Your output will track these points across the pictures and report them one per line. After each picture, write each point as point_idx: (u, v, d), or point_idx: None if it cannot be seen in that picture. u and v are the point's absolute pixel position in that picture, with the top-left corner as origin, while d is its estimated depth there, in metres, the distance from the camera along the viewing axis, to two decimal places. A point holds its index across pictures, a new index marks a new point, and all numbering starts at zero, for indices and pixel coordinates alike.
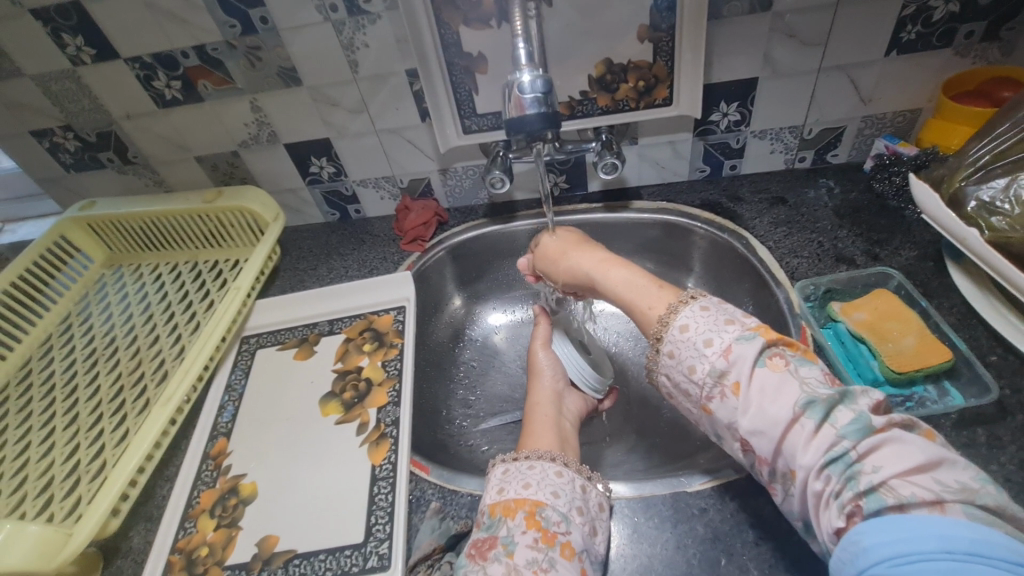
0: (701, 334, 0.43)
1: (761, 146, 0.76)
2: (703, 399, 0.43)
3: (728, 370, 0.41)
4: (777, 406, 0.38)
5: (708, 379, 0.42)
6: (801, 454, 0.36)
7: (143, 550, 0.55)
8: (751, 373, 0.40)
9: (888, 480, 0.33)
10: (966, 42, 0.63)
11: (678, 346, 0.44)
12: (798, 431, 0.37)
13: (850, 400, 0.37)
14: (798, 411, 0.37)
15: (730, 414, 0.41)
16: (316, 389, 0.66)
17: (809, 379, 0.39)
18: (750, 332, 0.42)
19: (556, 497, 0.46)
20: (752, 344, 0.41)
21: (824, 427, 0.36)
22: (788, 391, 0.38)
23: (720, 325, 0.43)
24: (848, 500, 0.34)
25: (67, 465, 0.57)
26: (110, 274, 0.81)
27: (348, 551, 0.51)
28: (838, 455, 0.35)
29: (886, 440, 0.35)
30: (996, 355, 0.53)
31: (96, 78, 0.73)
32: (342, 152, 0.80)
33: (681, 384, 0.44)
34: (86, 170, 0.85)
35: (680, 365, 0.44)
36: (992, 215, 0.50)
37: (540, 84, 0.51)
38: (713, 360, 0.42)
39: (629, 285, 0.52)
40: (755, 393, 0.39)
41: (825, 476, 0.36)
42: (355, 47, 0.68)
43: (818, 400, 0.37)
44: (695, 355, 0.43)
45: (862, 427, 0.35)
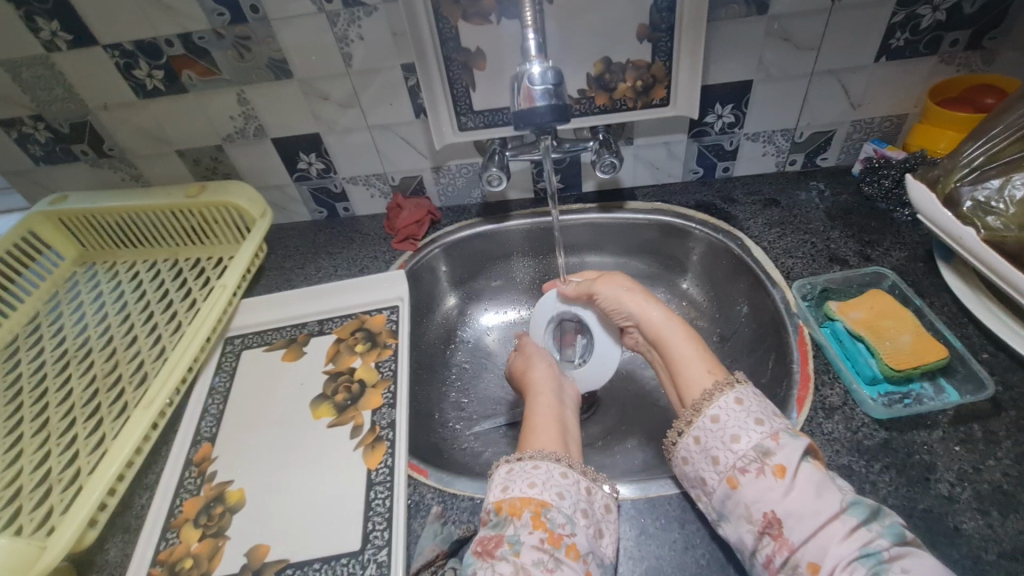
0: (754, 412, 0.46)
1: (753, 149, 0.77)
2: (732, 470, 0.44)
3: (775, 452, 0.43)
4: (818, 498, 0.41)
5: (750, 453, 0.44)
6: (836, 546, 0.38)
7: (121, 563, 0.52)
8: (798, 464, 0.42)
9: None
10: (951, 50, 0.65)
11: (724, 413, 0.47)
12: (835, 525, 0.39)
13: (884, 514, 0.40)
14: (842, 507, 0.40)
15: (761, 494, 0.42)
16: (306, 390, 0.64)
17: (848, 490, 0.42)
18: (795, 430, 0.45)
19: (561, 498, 0.45)
20: (802, 440, 0.44)
21: (861, 527, 0.39)
22: (832, 491, 0.41)
23: (770, 414, 0.46)
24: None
25: (37, 473, 0.54)
26: (82, 272, 0.77)
27: (344, 560, 0.49)
28: (871, 550, 0.38)
29: (916, 552, 0.38)
30: (987, 352, 0.54)
31: (71, 65, 0.69)
32: (332, 148, 0.78)
33: (713, 450, 0.46)
34: (57, 163, 0.81)
35: (721, 432, 0.46)
36: (988, 215, 0.52)
37: (550, 75, 0.50)
38: (761, 438, 0.44)
39: (683, 359, 0.53)
40: (797, 481, 0.42)
41: (853, 568, 0.37)
42: (349, 39, 0.66)
43: (861, 504, 0.41)
44: (743, 428, 0.45)
45: (896, 534, 0.39)
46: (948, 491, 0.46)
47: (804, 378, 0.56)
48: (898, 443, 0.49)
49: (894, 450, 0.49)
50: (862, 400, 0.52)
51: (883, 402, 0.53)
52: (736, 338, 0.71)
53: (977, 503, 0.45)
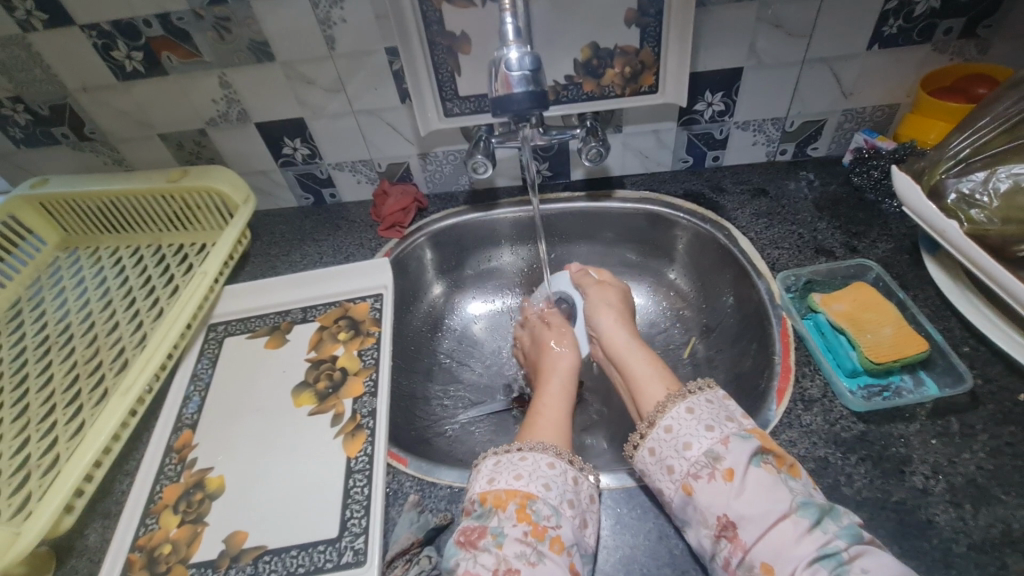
0: (704, 419, 0.46)
1: (744, 138, 0.76)
2: (686, 477, 0.44)
3: (724, 456, 0.43)
4: (770, 498, 0.41)
5: (701, 459, 0.44)
6: (793, 548, 0.38)
7: (100, 548, 0.52)
8: (747, 466, 0.42)
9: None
10: (944, 38, 0.64)
11: (677, 424, 0.47)
12: (788, 527, 0.39)
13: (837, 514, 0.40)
14: (793, 507, 0.40)
15: (713, 497, 0.42)
16: (287, 378, 0.63)
17: (798, 488, 0.42)
18: (747, 431, 0.45)
19: (547, 490, 0.45)
20: (750, 441, 0.44)
21: (816, 530, 0.39)
22: (783, 491, 0.41)
23: (721, 419, 0.46)
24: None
25: (16, 459, 0.54)
26: (65, 257, 0.76)
27: (321, 547, 0.49)
28: (830, 552, 0.38)
29: (873, 552, 0.38)
30: (968, 345, 0.54)
31: (49, 46, 0.68)
32: (316, 133, 0.77)
33: (667, 459, 0.46)
34: (38, 146, 0.80)
35: (674, 441, 0.46)
36: (971, 207, 0.51)
37: (528, 61, 0.49)
38: (711, 443, 0.44)
39: (643, 374, 0.55)
40: (746, 483, 0.42)
41: (814, 570, 0.37)
42: (332, 22, 0.65)
43: (813, 503, 0.41)
44: (694, 434, 0.45)
45: (852, 534, 0.39)
46: (922, 483, 0.46)
47: (785, 370, 0.56)
48: (875, 435, 0.49)
49: (871, 442, 0.49)
50: (841, 393, 0.52)
51: (862, 395, 0.53)
52: (721, 328, 0.71)
53: (950, 496, 0.45)
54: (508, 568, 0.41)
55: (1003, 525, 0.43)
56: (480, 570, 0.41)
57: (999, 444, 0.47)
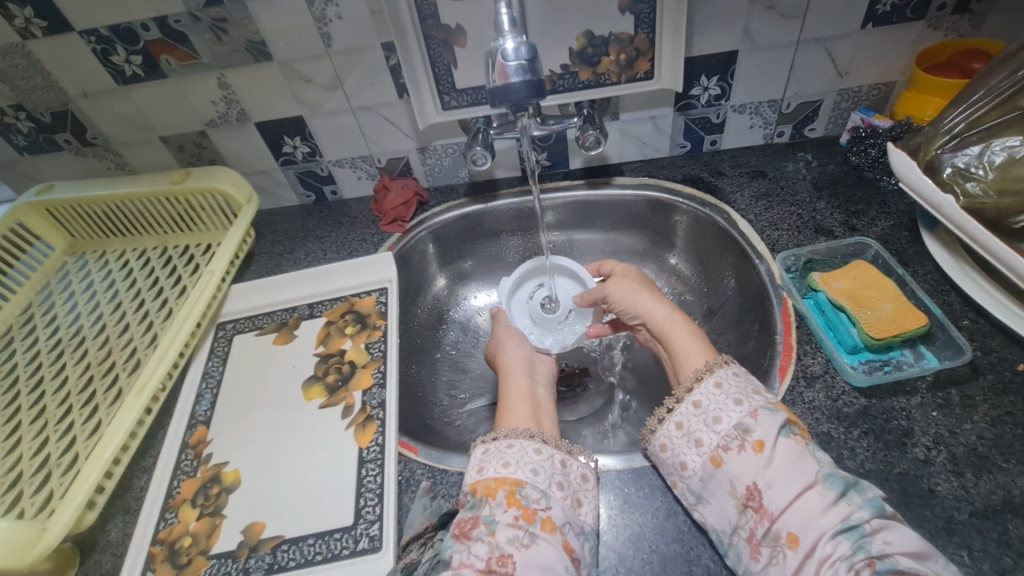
0: (732, 393, 0.47)
1: (741, 121, 0.76)
2: (716, 449, 0.45)
3: (754, 428, 0.44)
4: (798, 469, 0.41)
5: (731, 431, 0.45)
6: (818, 517, 0.39)
7: (122, 543, 0.53)
8: (777, 438, 0.43)
9: (896, 553, 0.37)
10: (939, 14, 0.64)
11: (706, 398, 0.48)
12: (817, 498, 0.40)
13: (861, 488, 0.41)
14: (820, 479, 0.41)
15: (743, 468, 0.43)
16: (297, 373, 0.64)
17: (823, 461, 0.43)
18: (773, 404, 0.46)
19: (535, 475, 0.46)
20: (777, 415, 0.45)
21: (841, 501, 0.40)
22: (809, 463, 0.42)
23: (749, 393, 0.47)
24: (859, 562, 0.37)
25: (37, 459, 0.55)
26: (72, 262, 0.77)
27: (337, 535, 0.50)
28: (853, 524, 0.38)
29: (894, 524, 0.39)
30: (968, 319, 0.55)
31: (48, 53, 0.68)
32: (316, 130, 0.77)
33: (697, 432, 0.47)
34: (41, 153, 0.80)
35: (704, 416, 0.47)
36: (968, 180, 0.52)
37: (524, 51, 0.50)
38: (741, 416, 0.45)
39: (683, 341, 0.56)
40: (777, 454, 0.42)
41: (836, 541, 0.38)
42: (327, 19, 0.65)
43: (838, 476, 0.41)
44: (723, 408, 0.46)
45: (875, 506, 0.39)
46: (924, 454, 0.47)
47: (787, 349, 0.57)
48: (877, 409, 0.50)
49: (873, 416, 0.50)
50: (842, 368, 0.53)
51: (863, 369, 0.53)
52: (723, 311, 0.72)
53: (952, 465, 0.46)
54: (501, 554, 0.41)
55: (1004, 491, 0.44)
56: (475, 560, 0.41)
57: (999, 413, 0.48)
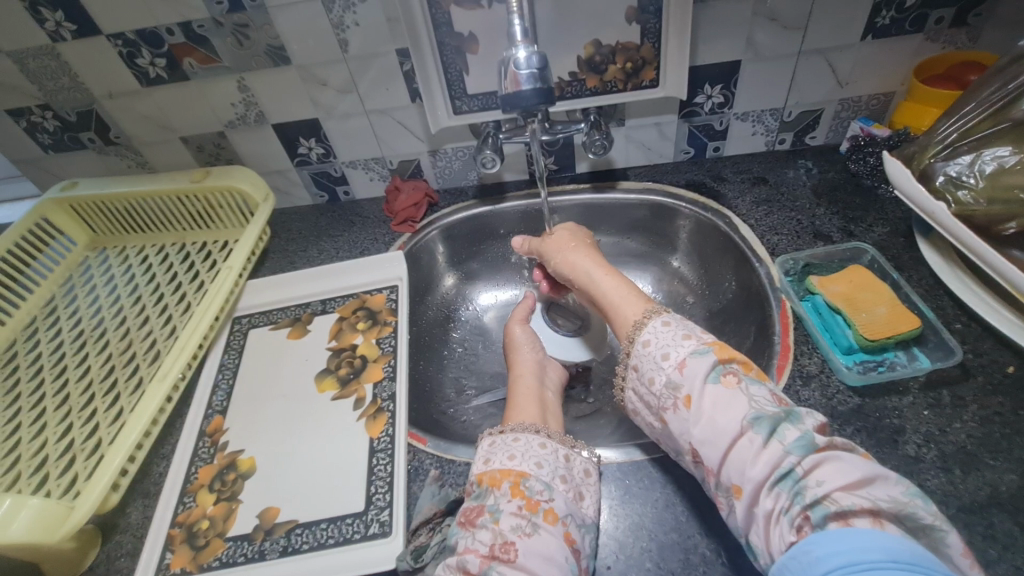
0: (660, 347, 0.48)
1: (743, 128, 0.79)
2: (660, 409, 0.47)
3: (681, 384, 0.45)
4: (725, 418, 0.42)
5: (664, 391, 0.46)
6: (751, 468, 0.40)
7: (141, 525, 0.55)
8: (702, 388, 0.44)
9: (831, 492, 0.36)
10: (936, 27, 0.66)
11: (642, 360, 0.49)
12: (747, 445, 0.40)
13: (796, 420, 0.41)
14: (746, 426, 0.41)
15: (682, 426, 0.44)
16: (310, 366, 0.67)
17: (757, 398, 0.43)
18: (704, 347, 0.47)
19: (539, 468, 0.48)
20: (704, 360, 0.45)
21: (772, 443, 0.40)
22: (738, 407, 0.42)
23: (678, 340, 0.48)
24: (797, 514, 0.37)
25: (61, 443, 0.57)
26: (94, 257, 0.80)
27: (349, 520, 0.52)
28: (785, 471, 0.38)
29: (829, 457, 0.38)
30: (960, 322, 0.57)
31: (76, 55, 0.71)
32: (331, 132, 0.80)
33: (644, 395, 0.49)
34: (65, 151, 0.83)
35: (642, 378, 0.49)
36: (959, 189, 0.54)
37: (535, 60, 0.52)
38: (669, 373, 0.47)
39: (619, 293, 0.58)
40: (706, 405, 0.44)
41: (775, 493, 0.38)
42: (345, 25, 0.68)
43: (766, 417, 0.41)
44: (656, 367, 0.48)
45: (806, 444, 0.39)
46: (915, 452, 0.49)
47: (785, 349, 0.58)
48: (870, 408, 0.52)
49: (866, 414, 0.52)
50: (838, 368, 0.55)
51: (858, 369, 0.55)
52: (723, 312, 0.73)
53: (941, 462, 0.48)
54: (504, 541, 0.43)
55: (990, 487, 0.46)
56: (479, 546, 0.43)
57: (988, 413, 0.50)
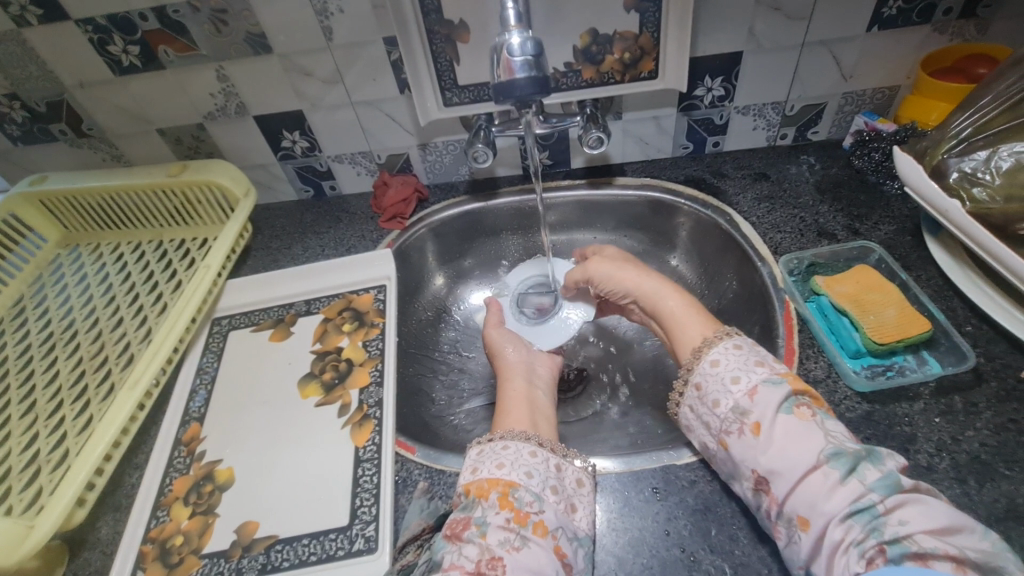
0: (730, 370, 0.45)
1: (744, 122, 0.76)
2: (721, 433, 0.44)
3: (751, 410, 0.43)
4: (800, 449, 0.40)
5: (730, 415, 0.44)
6: (824, 501, 0.37)
7: (112, 541, 0.52)
8: (776, 415, 0.42)
9: (914, 533, 0.35)
10: (945, 18, 0.64)
11: (707, 380, 0.46)
12: (820, 478, 0.38)
13: (877, 458, 0.39)
14: (822, 459, 0.39)
15: (745, 452, 0.42)
16: (293, 370, 0.64)
17: (834, 434, 0.40)
18: (777, 377, 0.44)
19: (529, 477, 0.45)
20: (779, 389, 0.43)
21: (851, 480, 0.38)
22: (814, 440, 0.40)
23: (750, 365, 0.45)
24: (872, 548, 0.35)
25: (26, 454, 0.54)
26: (66, 254, 0.76)
27: (332, 535, 0.50)
28: (864, 506, 0.36)
29: (912, 500, 0.36)
30: (971, 325, 0.54)
31: (43, 41, 0.67)
32: (315, 125, 0.76)
33: (704, 417, 0.46)
34: (35, 143, 0.79)
35: (705, 399, 0.46)
36: (974, 186, 0.52)
37: (529, 46, 0.49)
38: (737, 398, 0.44)
39: (680, 313, 0.55)
40: (777, 434, 0.41)
41: (847, 526, 0.36)
42: (329, 12, 0.64)
43: (845, 452, 0.39)
44: (722, 390, 0.45)
45: (889, 485, 0.37)
46: (927, 461, 0.47)
47: (789, 352, 0.56)
48: (880, 415, 0.50)
49: (876, 421, 0.49)
50: (845, 373, 0.53)
51: (866, 374, 0.53)
52: (724, 313, 0.71)
53: (954, 472, 0.46)
54: (492, 556, 0.40)
55: (1007, 500, 0.44)
56: (465, 562, 0.40)
57: (1003, 420, 0.48)
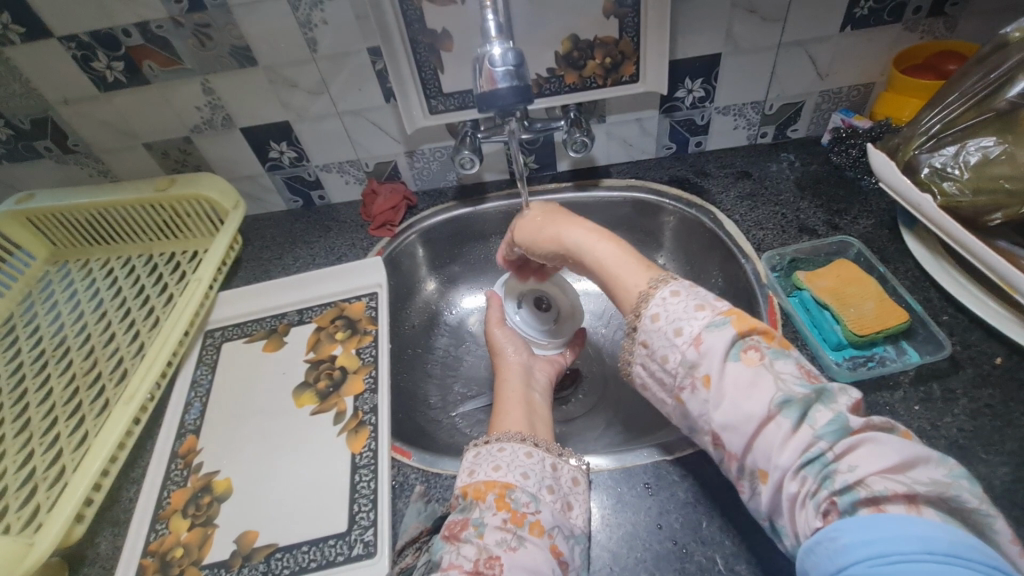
0: (671, 322, 0.42)
1: (725, 122, 0.78)
2: (675, 389, 0.42)
3: (698, 363, 0.40)
4: (750, 399, 0.37)
5: (679, 369, 0.41)
6: (778, 453, 0.35)
7: (111, 555, 0.52)
8: (723, 365, 0.39)
9: (865, 477, 0.32)
10: (914, 17, 0.66)
11: (651, 336, 0.43)
12: (774, 429, 0.36)
13: (828, 398, 0.36)
14: (774, 409, 0.36)
15: (700, 407, 0.39)
16: (287, 380, 0.64)
17: (784, 375, 0.37)
18: (720, 319, 0.41)
19: (524, 479, 0.46)
20: (723, 334, 0.39)
21: (802, 427, 0.35)
22: (764, 387, 0.37)
23: (691, 312, 0.42)
24: (824, 500, 0.33)
25: (22, 472, 0.54)
26: (55, 271, 0.76)
27: (332, 541, 0.50)
28: (814, 456, 0.34)
29: (863, 440, 0.34)
30: (947, 314, 0.56)
31: (27, 59, 0.67)
32: (302, 135, 0.77)
33: (656, 373, 0.43)
34: (21, 161, 0.79)
35: (654, 355, 0.43)
36: (944, 180, 0.54)
37: (511, 56, 0.50)
38: (684, 351, 0.41)
39: (617, 259, 0.51)
40: (726, 385, 0.38)
41: (801, 477, 0.35)
42: (312, 23, 0.65)
43: (796, 398, 0.36)
44: (667, 343, 0.42)
45: (839, 428, 0.34)
46: None
47: None
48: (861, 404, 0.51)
49: None
50: (827, 365, 0.54)
51: (849, 365, 0.54)
52: None
53: None
54: (489, 555, 0.40)
55: (983, 482, 0.45)
56: (463, 561, 0.40)
57: (979, 406, 0.50)
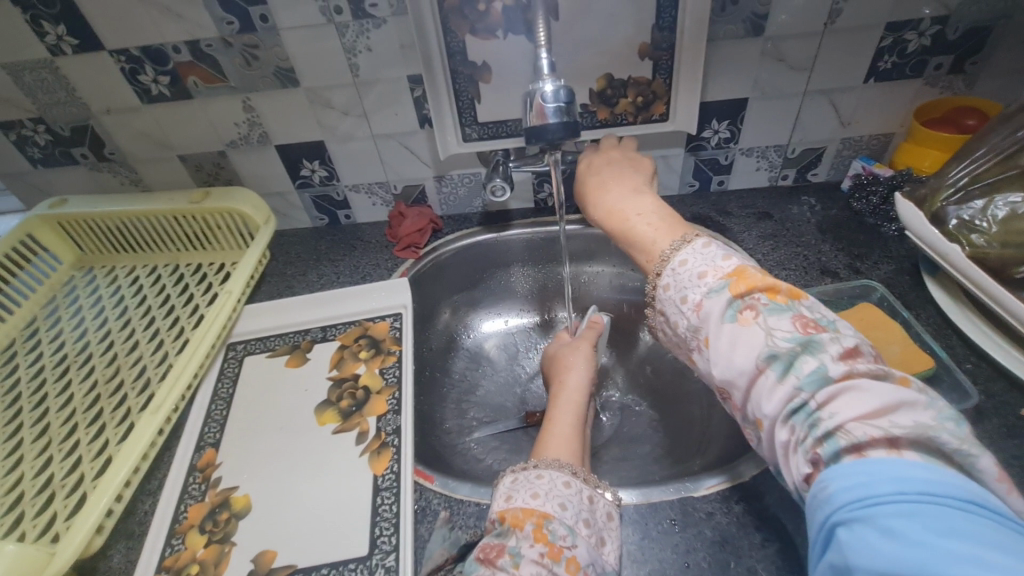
0: (680, 289, 0.43)
1: (747, 163, 0.80)
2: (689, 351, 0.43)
3: (700, 326, 0.40)
4: (742, 354, 0.37)
5: (686, 333, 0.42)
6: (765, 403, 0.35)
7: (124, 569, 0.51)
8: (720, 323, 0.39)
9: (845, 423, 0.31)
10: (936, 73, 0.68)
11: (663, 305, 0.44)
12: (761, 381, 0.36)
13: (816, 349, 0.35)
14: (761, 364, 0.36)
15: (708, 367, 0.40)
16: (309, 397, 0.64)
17: (776, 330, 0.36)
18: (723, 281, 0.40)
19: (562, 509, 0.45)
20: (722, 297, 0.39)
21: (788, 379, 0.34)
22: (753, 344, 0.37)
23: (695, 279, 0.42)
24: (809, 448, 0.32)
25: (40, 478, 0.53)
26: (81, 277, 0.76)
27: (352, 565, 0.49)
28: (798, 406, 0.34)
29: (845, 388, 0.32)
30: (971, 362, 0.57)
31: (76, 69, 0.69)
32: (335, 155, 0.78)
33: (671, 338, 0.45)
34: (55, 166, 0.80)
35: (667, 324, 0.44)
36: (971, 233, 0.55)
37: (562, 94, 0.52)
38: (688, 317, 0.41)
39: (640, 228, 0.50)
40: (723, 344, 0.38)
41: (790, 426, 0.34)
42: (357, 50, 0.67)
43: (780, 353, 0.35)
44: (677, 311, 0.43)
45: (821, 378, 0.33)
46: None
47: None
48: None
49: None
50: None
51: None
52: None
53: None
54: None
55: None
56: None
57: (1006, 456, 0.50)
